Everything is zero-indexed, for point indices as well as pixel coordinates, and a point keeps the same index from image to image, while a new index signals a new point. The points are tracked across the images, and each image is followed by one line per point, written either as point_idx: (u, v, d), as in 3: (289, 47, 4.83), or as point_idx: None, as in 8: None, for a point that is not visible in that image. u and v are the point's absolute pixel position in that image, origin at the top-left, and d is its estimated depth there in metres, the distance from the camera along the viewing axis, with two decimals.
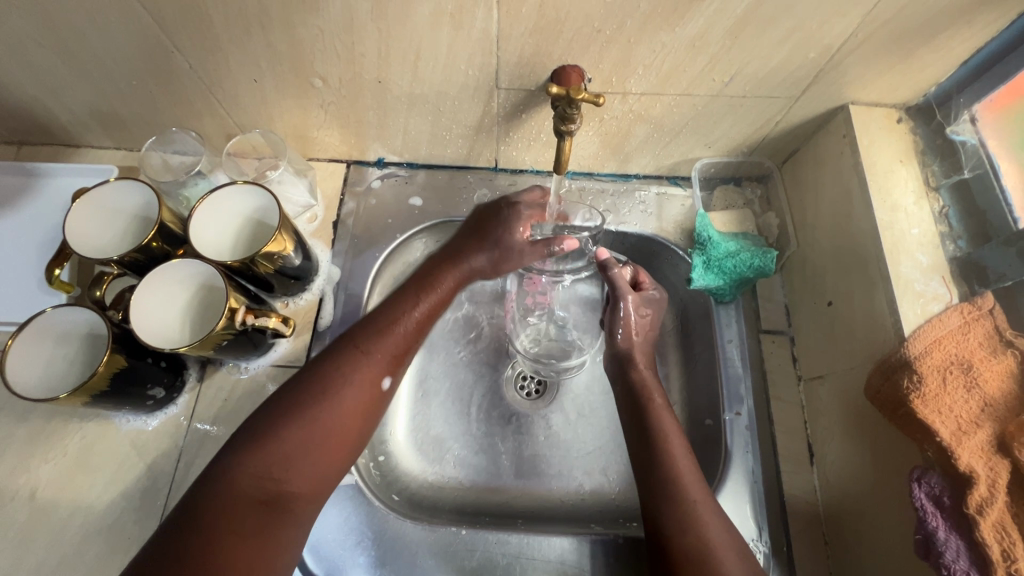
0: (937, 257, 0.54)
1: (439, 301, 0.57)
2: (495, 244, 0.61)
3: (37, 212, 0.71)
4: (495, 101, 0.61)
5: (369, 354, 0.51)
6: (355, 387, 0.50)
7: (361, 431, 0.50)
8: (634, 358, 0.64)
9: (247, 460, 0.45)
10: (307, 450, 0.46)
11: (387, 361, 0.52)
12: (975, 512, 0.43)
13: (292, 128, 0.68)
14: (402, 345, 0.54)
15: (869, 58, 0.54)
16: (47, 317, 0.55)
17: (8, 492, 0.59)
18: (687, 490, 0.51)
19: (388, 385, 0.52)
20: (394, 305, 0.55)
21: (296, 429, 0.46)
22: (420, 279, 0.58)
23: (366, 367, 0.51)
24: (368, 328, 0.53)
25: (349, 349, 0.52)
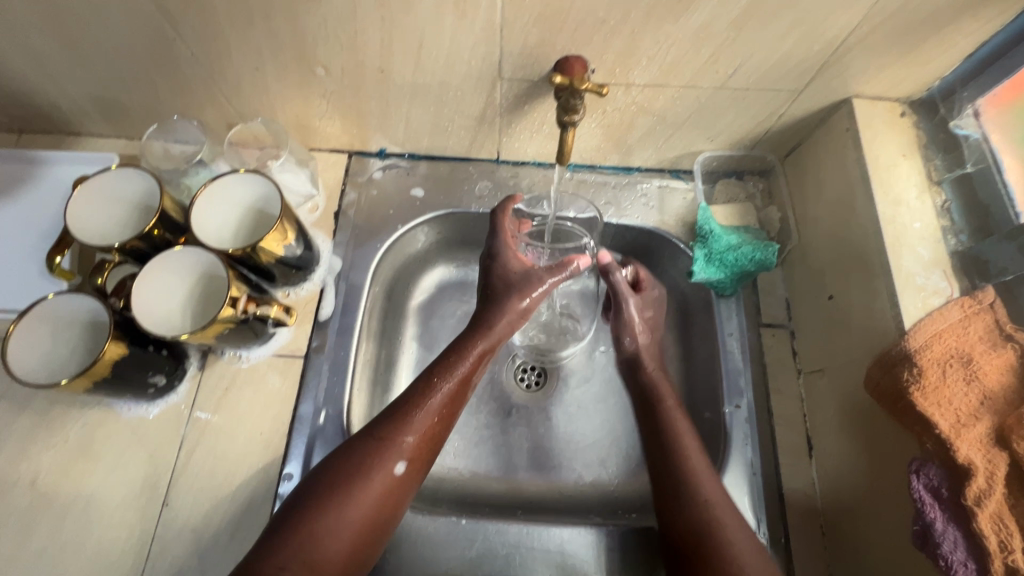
0: (938, 251, 0.54)
1: (466, 375, 0.56)
2: (507, 305, 0.60)
3: (37, 200, 0.70)
4: (498, 91, 0.61)
5: (392, 442, 0.50)
6: (376, 477, 0.48)
7: (385, 521, 0.49)
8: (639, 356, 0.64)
9: (268, 556, 0.44)
10: (329, 541, 0.46)
11: (409, 445, 0.51)
12: (973, 504, 0.43)
13: (293, 117, 0.68)
14: (426, 429, 0.52)
15: (873, 52, 0.54)
16: (50, 304, 0.55)
17: (8, 479, 0.59)
18: (704, 488, 0.52)
19: (402, 470, 0.50)
20: (418, 389, 0.54)
21: (316, 524, 0.45)
22: (445, 355, 0.57)
23: (387, 456, 0.49)
24: (393, 415, 0.52)
25: (371, 439, 0.50)
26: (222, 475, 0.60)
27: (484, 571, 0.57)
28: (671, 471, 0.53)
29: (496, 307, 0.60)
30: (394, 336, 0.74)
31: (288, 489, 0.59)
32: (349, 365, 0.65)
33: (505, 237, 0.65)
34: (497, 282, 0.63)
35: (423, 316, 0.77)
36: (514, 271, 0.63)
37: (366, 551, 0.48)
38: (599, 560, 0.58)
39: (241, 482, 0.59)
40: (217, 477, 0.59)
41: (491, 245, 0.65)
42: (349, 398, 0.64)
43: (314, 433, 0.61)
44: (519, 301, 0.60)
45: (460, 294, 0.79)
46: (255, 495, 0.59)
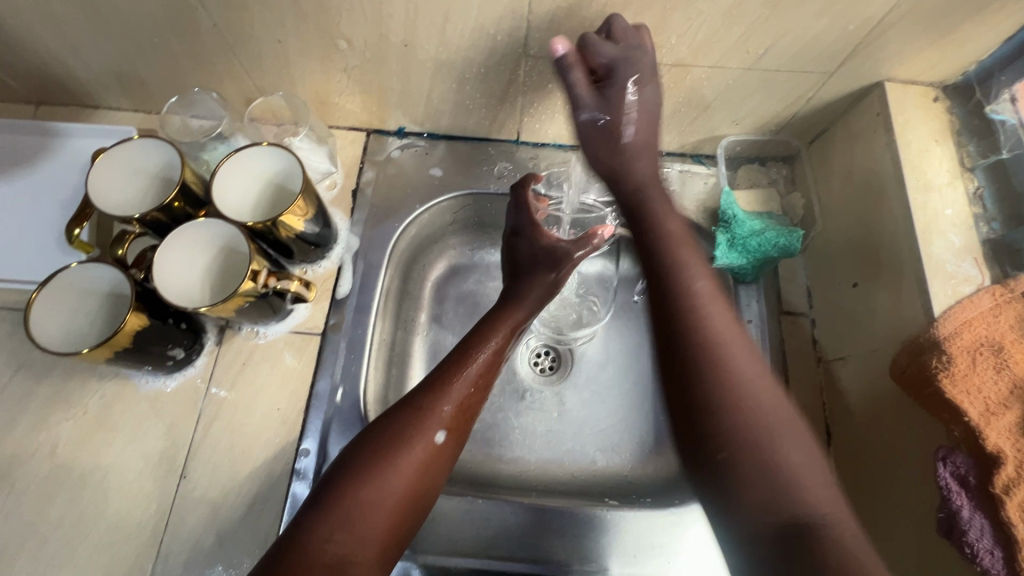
0: (969, 238, 0.53)
1: (501, 347, 0.57)
2: (533, 277, 0.61)
3: (55, 172, 0.70)
4: (523, 69, 0.60)
5: (430, 412, 0.50)
6: (414, 446, 0.48)
7: (423, 494, 0.48)
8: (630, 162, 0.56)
9: (316, 523, 0.43)
10: (372, 510, 0.45)
11: (447, 415, 0.51)
12: (1001, 492, 0.43)
13: (314, 93, 0.67)
14: (462, 399, 0.52)
15: (910, 32, 0.53)
16: (73, 272, 0.55)
17: (28, 448, 0.59)
18: (730, 353, 0.45)
19: (441, 439, 0.50)
20: (455, 361, 0.54)
21: (358, 490, 0.45)
22: (479, 329, 0.57)
23: (426, 424, 0.49)
24: (428, 388, 0.52)
25: (408, 410, 0.50)
26: (239, 450, 0.60)
27: (501, 550, 0.57)
28: (687, 339, 0.46)
29: (525, 281, 0.61)
30: (410, 316, 0.74)
31: (306, 465, 0.59)
32: (366, 344, 0.64)
33: (529, 213, 0.64)
34: (524, 261, 0.63)
35: (439, 299, 0.77)
36: (539, 242, 0.63)
37: (408, 523, 0.47)
38: (612, 542, 0.58)
39: (259, 456, 0.59)
40: (234, 451, 0.60)
41: (516, 221, 0.65)
42: (366, 376, 0.64)
43: (331, 411, 0.61)
44: (546, 273, 0.61)
45: (480, 275, 0.79)
46: (273, 470, 0.59)
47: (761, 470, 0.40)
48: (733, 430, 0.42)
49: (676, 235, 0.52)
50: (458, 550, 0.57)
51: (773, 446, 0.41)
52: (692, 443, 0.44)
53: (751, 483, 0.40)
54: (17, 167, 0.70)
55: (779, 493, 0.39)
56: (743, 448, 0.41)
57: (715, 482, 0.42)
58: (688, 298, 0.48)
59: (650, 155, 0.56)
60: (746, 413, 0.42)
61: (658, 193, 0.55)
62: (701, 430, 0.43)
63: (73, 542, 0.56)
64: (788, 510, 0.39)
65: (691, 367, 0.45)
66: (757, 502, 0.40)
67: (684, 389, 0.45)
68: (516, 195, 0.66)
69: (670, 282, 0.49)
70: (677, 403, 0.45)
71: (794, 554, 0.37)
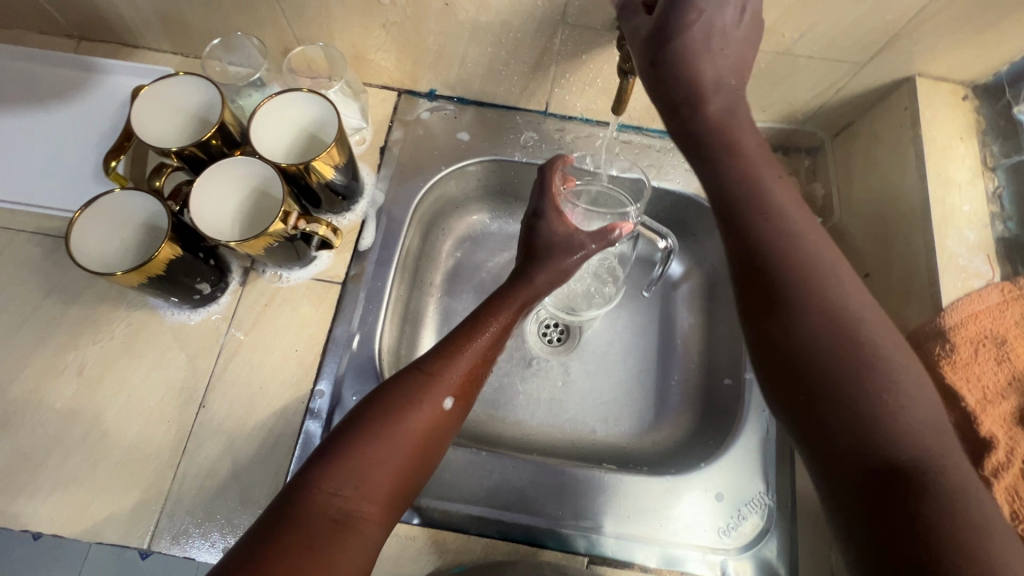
0: (984, 234, 0.54)
1: (508, 323, 0.57)
2: (551, 263, 0.59)
3: (93, 106, 0.72)
4: (559, 37, 0.61)
5: (439, 378, 0.51)
6: (422, 409, 0.49)
7: (428, 457, 0.49)
8: (700, 86, 0.48)
9: (322, 477, 0.44)
10: (377, 468, 0.45)
11: (455, 382, 0.52)
12: (990, 475, 0.45)
13: (350, 47, 0.68)
14: (469, 368, 0.53)
15: (945, 27, 0.54)
16: (115, 198, 0.57)
17: (58, 366, 0.62)
18: (829, 301, 0.42)
19: (450, 405, 0.50)
20: (464, 331, 0.55)
21: (365, 447, 0.46)
22: (488, 302, 0.58)
23: (434, 389, 0.50)
24: (438, 355, 0.53)
25: (418, 374, 0.51)
26: (257, 386, 0.62)
27: (499, 501, 0.59)
28: (784, 268, 0.43)
29: (538, 263, 0.59)
30: (426, 278, 0.76)
31: (321, 404, 0.62)
32: (384, 295, 0.66)
33: (552, 198, 0.63)
34: (540, 245, 0.61)
35: (455, 266, 0.78)
36: (558, 230, 0.61)
37: (411, 482, 0.48)
38: (603, 506, 0.60)
39: (275, 394, 0.62)
40: (252, 386, 0.62)
41: (538, 203, 0.63)
42: (382, 326, 0.66)
43: (347, 356, 0.64)
44: (563, 260, 0.60)
45: (500, 243, 0.80)
46: (289, 407, 0.61)
47: (857, 421, 0.38)
48: (827, 371, 0.40)
49: (766, 180, 0.47)
50: (457, 497, 0.59)
51: (874, 391, 0.39)
52: (782, 389, 0.42)
53: (843, 431, 0.38)
54: (58, 99, 0.72)
55: (876, 433, 0.38)
56: (837, 398, 0.39)
57: (806, 433, 0.40)
58: (788, 247, 0.44)
59: (730, 92, 0.49)
60: (836, 366, 0.40)
61: (743, 122, 0.49)
62: (792, 379, 0.41)
63: (94, 458, 0.59)
64: (882, 467, 0.37)
65: (787, 307, 0.42)
66: (844, 460, 0.38)
67: (773, 331, 0.43)
68: (541, 175, 0.64)
69: (762, 226, 0.45)
70: (763, 349, 0.43)
71: (887, 504, 0.36)
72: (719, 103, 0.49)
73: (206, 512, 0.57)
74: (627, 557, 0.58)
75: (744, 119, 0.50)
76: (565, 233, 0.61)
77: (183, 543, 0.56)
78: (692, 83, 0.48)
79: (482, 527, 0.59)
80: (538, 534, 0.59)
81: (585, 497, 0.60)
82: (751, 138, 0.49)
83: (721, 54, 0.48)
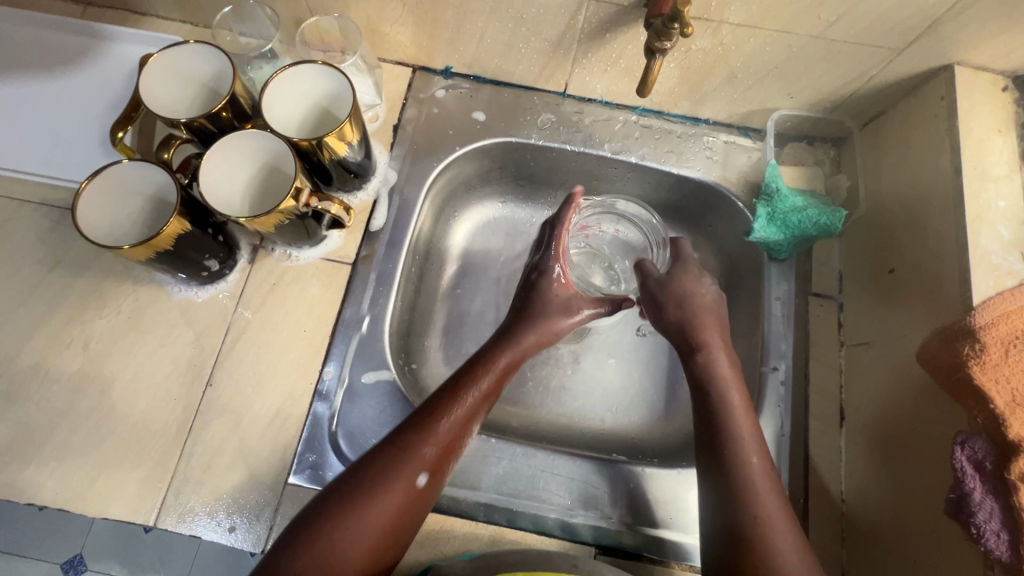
0: (1020, 231, 0.52)
1: (488, 390, 0.55)
2: (542, 325, 0.59)
3: (99, 74, 0.70)
4: (582, 14, 0.58)
5: (413, 453, 0.49)
6: (393, 489, 0.48)
7: (400, 535, 0.49)
8: (700, 340, 0.58)
9: (292, 554, 0.45)
10: (346, 550, 0.46)
11: (430, 457, 0.50)
12: (1017, 479, 0.44)
13: (365, 19, 0.65)
14: (448, 440, 0.51)
15: (990, 13, 0.51)
16: (120, 168, 0.55)
17: (63, 340, 0.61)
18: (774, 526, 0.48)
19: (424, 482, 0.50)
20: (442, 398, 0.53)
21: (333, 528, 0.46)
22: (469, 367, 0.56)
23: (407, 470, 0.49)
24: (414, 426, 0.51)
25: (392, 450, 0.50)
26: (264, 366, 0.61)
27: (509, 489, 0.59)
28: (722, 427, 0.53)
29: (528, 325, 0.59)
30: (437, 261, 0.74)
31: (329, 386, 0.61)
32: (395, 278, 0.65)
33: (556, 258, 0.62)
34: (535, 305, 0.60)
35: (467, 251, 0.76)
36: (561, 289, 0.61)
37: (384, 559, 0.48)
38: (619, 497, 0.59)
39: (282, 375, 0.61)
40: (260, 365, 0.61)
41: (540, 260, 0.63)
42: (393, 309, 0.65)
43: (356, 338, 0.63)
44: (555, 322, 0.60)
45: (512, 228, 0.78)
46: (296, 388, 0.60)
47: None
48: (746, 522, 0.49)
49: (718, 360, 0.57)
50: (467, 484, 0.59)
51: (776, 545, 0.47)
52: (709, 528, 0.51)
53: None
54: (64, 66, 0.70)
55: None
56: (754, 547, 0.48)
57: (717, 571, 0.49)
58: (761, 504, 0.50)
59: (715, 314, 0.60)
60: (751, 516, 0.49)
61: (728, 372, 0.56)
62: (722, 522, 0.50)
63: (99, 434, 0.58)
64: None
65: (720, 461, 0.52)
66: None
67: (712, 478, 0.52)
68: (544, 234, 0.65)
69: (734, 480, 0.51)
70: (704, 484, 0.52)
71: None
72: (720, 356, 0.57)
73: (212, 491, 0.57)
74: (637, 549, 0.58)
75: (711, 322, 0.59)
76: (564, 297, 0.61)
77: (188, 521, 0.56)
78: (685, 312, 0.60)
79: (491, 515, 0.58)
80: (548, 525, 0.58)
81: (597, 488, 0.59)
82: (734, 390, 0.55)
83: (710, 321, 0.59)
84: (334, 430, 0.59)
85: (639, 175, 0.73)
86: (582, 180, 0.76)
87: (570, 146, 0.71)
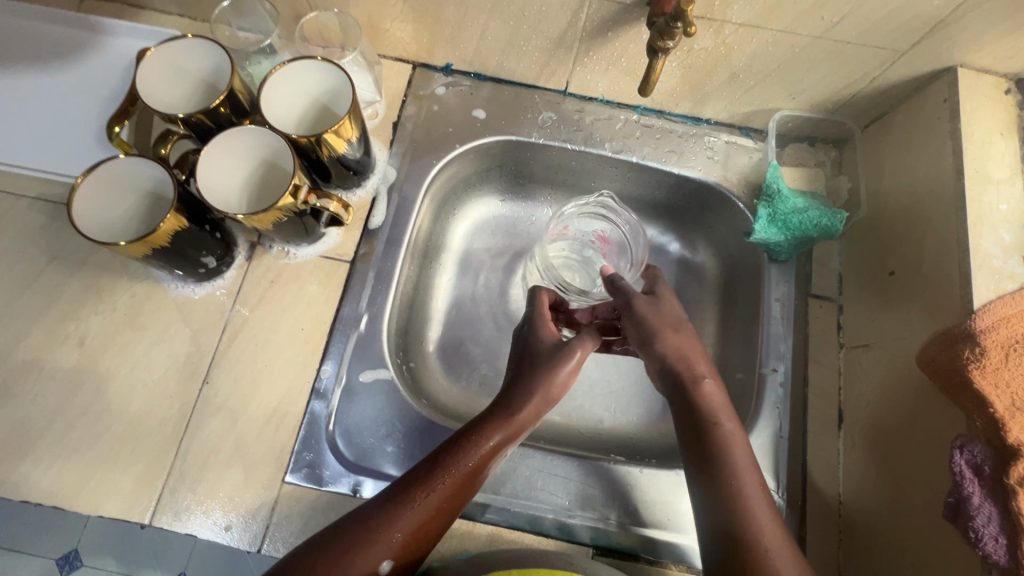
0: (1021, 235, 0.52)
1: (473, 469, 0.52)
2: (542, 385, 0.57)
3: (97, 67, 0.69)
4: (584, 12, 0.58)
5: (380, 535, 0.48)
6: (355, 568, 0.46)
7: None
8: (697, 375, 0.57)
9: None
10: None
11: (398, 541, 0.48)
12: (1015, 483, 0.44)
13: (365, 15, 0.65)
14: (418, 523, 0.49)
15: (994, 16, 0.51)
16: (118, 164, 0.54)
17: (59, 336, 0.61)
18: None
19: (387, 567, 0.48)
20: (420, 475, 0.50)
21: None
22: (455, 439, 0.53)
23: (372, 553, 0.47)
24: (386, 503, 0.49)
25: (359, 527, 0.48)
26: (261, 364, 0.61)
27: (506, 489, 0.59)
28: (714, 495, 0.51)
29: (522, 387, 0.57)
30: (437, 259, 0.74)
31: (326, 385, 0.60)
32: (393, 277, 0.65)
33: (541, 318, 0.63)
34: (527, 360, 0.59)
35: (465, 250, 0.76)
36: (546, 341, 0.60)
37: None
38: (631, 500, 0.59)
39: (279, 373, 0.61)
40: (257, 364, 0.61)
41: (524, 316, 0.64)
42: (391, 307, 0.65)
43: (354, 337, 0.62)
44: (553, 374, 0.57)
45: (508, 228, 0.78)
46: (293, 387, 0.60)
47: None
48: None
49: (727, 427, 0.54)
50: None
51: None
52: None
53: None
54: (61, 59, 0.70)
55: None
56: None
57: None
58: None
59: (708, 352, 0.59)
60: None
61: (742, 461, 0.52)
62: None
63: (95, 431, 0.58)
64: None
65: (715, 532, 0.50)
66: None
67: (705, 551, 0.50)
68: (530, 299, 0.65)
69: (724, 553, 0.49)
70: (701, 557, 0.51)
71: None
72: (730, 442, 0.53)
73: (208, 490, 0.56)
74: (634, 549, 0.57)
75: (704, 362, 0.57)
76: (552, 348, 0.60)
77: (185, 520, 0.55)
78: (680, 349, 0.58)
79: (488, 514, 0.58)
80: (545, 525, 0.58)
81: (596, 490, 0.59)
82: (749, 479, 0.52)
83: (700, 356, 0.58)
84: (331, 428, 0.59)
85: (639, 175, 0.73)
86: (583, 179, 0.76)
87: (570, 145, 0.71)
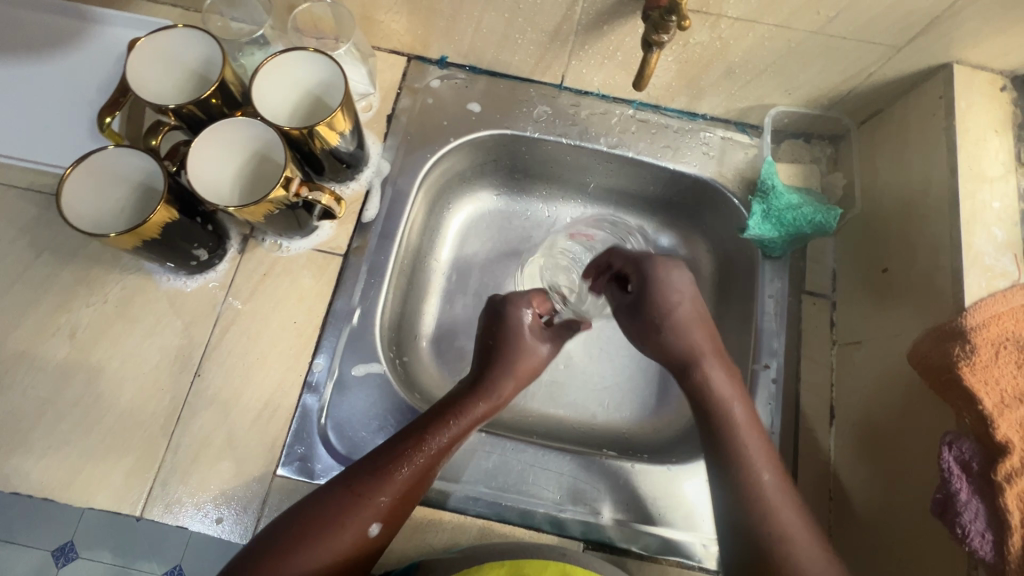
0: (1013, 233, 0.52)
1: (455, 436, 0.54)
2: (514, 356, 0.59)
3: (87, 57, 0.69)
4: (579, 6, 0.58)
5: (368, 500, 0.49)
6: (344, 529, 0.48)
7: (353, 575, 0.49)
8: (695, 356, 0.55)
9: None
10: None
11: (385, 505, 0.49)
12: (1003, 480, 0.44)
13: (359, 6, 0.64)
14: (405, 486, 0.50)
15: (989, 13, 0.51)
16: (108, 154, 0.54)
17: (49, 328, 0.60)
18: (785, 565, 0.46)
19: (376, 530, 0.49)
20: (406, 440, 0.52)
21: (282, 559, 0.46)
22: (440, 409, 0.55)
23: (360, 516, 0.48)
24: (374, 467, 0.50)
25: (346, 493, 0.49)
26: (253, 358, 0.61)
27: (498, 482, 0.59)
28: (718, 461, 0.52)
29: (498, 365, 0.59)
30: (431, 253, 0.74)
31: (319, 378, 0.60)
32: (387, 270, 0.65)
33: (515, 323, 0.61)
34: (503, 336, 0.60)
35: (459, 243, 0.76)
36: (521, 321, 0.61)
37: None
38: (632, 495, 0.59)
39: (272, 364, 0.60)
40: (249, 356, 0.61)
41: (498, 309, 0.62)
42: (384, 301, 0.64)
43: (347, 330, 0.62)
44: (524, 350, 0.60)
45: (505, 221, 0.78)
46: (285, 380, 0.60)
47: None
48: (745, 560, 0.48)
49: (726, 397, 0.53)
50: (456, 478, 0.59)
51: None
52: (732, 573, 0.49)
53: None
54: (52, 48, 0.69)
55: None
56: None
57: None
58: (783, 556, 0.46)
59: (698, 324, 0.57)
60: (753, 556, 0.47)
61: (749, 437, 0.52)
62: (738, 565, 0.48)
63: (86, 423, 0.58)
64: None
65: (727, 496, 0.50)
66: None
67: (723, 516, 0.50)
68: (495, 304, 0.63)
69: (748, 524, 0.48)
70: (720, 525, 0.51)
71: None
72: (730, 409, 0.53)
73: (199, 482, 0.56)
74: (626, 544, 0.58)
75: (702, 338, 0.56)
76: (533, 329, 0.62)
77: (175, 512, 0.55)
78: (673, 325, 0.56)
79: (480, 508, 0.58)
80: (537, 519, 0.58)
81: (596, 484, 0.59)
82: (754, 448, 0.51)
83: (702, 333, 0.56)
84: (323, 422, 0.59)
85: (634, 170, 0.72)
86: (578, 174, 0.75)
87: (565, 139, 0.71)
